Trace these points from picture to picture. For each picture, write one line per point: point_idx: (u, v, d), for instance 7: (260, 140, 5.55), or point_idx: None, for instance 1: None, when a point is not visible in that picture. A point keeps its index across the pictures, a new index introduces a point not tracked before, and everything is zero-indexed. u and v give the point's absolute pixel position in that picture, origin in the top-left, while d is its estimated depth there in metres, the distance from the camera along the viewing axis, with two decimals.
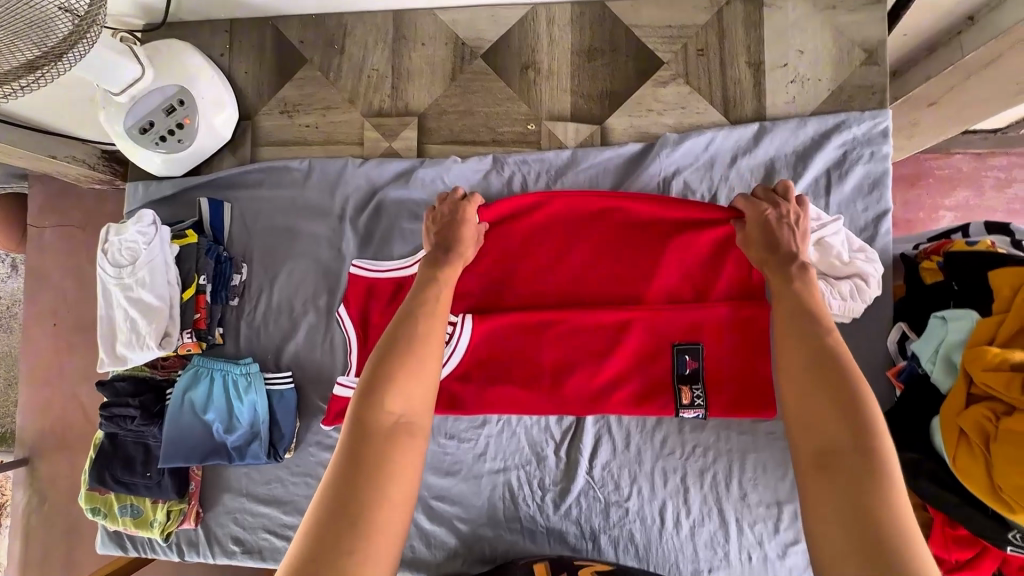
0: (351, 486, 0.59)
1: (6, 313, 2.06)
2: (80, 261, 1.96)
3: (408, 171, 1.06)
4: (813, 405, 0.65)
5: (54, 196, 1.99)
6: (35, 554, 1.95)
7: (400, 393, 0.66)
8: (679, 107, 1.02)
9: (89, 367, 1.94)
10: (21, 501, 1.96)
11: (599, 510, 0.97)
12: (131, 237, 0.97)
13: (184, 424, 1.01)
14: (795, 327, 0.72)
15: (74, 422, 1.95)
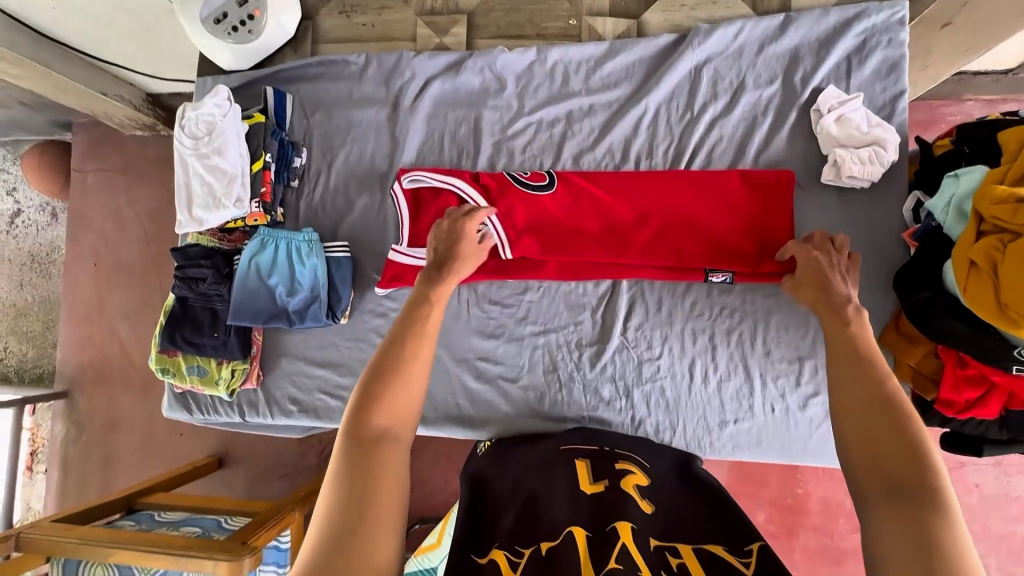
0: (341, 505, 0.60)
1: (46, 258, 2.12)
2: (122, 202, 2.04)
3: (457, 62, 1.15)
4: (868, 439, 0.65)
5: (96, 142, 2.06)
6: (73, 483, 2.01)
7: (383, 410, 0.68)
8: (710, 2, 1.11)
9: (131, 303, 2.02)
10: (60, 432, 2.03)
11: (633, 367, 1.06)
12: (209, 111, 1.07)
13: (251, 286, 1.10)
14: (853, 369, 0.73)
15: (113, 357, 2.02)
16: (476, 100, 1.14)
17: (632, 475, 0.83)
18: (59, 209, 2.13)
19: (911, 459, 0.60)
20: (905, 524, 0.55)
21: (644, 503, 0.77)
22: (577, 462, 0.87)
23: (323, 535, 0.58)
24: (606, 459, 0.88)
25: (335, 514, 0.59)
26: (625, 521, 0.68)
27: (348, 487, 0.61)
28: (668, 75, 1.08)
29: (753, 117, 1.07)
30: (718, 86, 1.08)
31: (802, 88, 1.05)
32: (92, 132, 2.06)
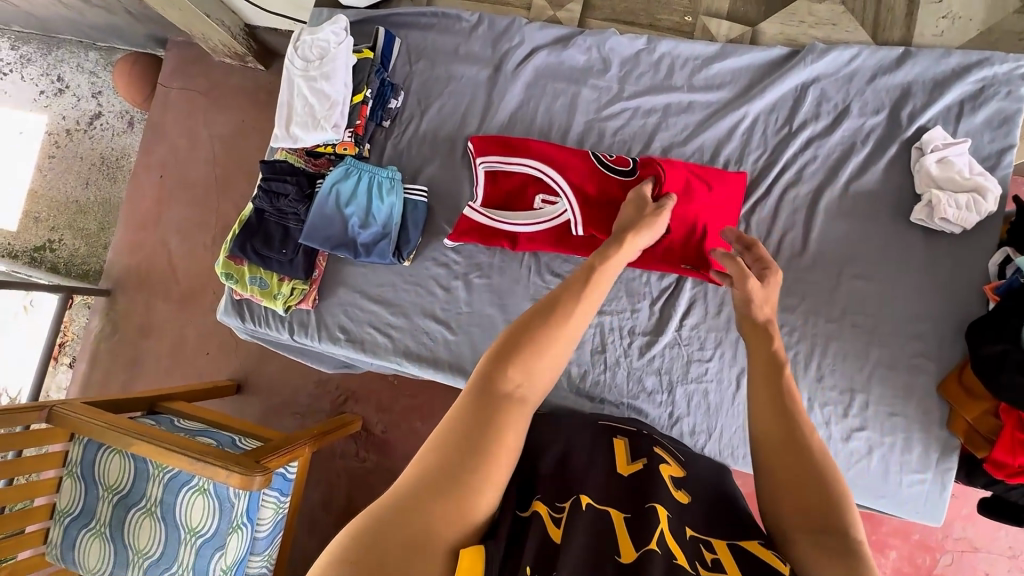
0: (457, 446, 0.54)
1: (116, 162, 2.21)
2: (197, 122, 2.11)
3: (566, 37, 1.17)
4: (777, 441, 0.63)
5: (188, 60, 2.13)
6: (96, 378, 2.08)
7: (529, 368, 0.60)
8: (830, 24, 1.11)
9: (186, 219, 2.09)
10: (95, 327, 2.10)
11: (680, 364, 1.06)
12: (325, 37, 1.11)
13: (328, 211, 1.13)
14: (764, 363, 0.70)
15: (159, 266, 2.09)
16: (578, 77, 1.16)
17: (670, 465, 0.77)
18: (138, 118, 2.22)
19: (811, 467, 0.60)
20: (814, 541, 0.55)
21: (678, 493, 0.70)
22: (614, 441, 0.82)
23: (425, 467, 0.53)
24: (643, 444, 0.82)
25: (444, 455, 0.53)
26: (661, 505, 0.64)
27: (468, 432, 0.55)
28: (774, 86, 1.08)
29: (851, 144, 1.06)
30: (822, 106, 1.07)
31: (907, 124, 1.04)
32: (184, 51, 2.14)
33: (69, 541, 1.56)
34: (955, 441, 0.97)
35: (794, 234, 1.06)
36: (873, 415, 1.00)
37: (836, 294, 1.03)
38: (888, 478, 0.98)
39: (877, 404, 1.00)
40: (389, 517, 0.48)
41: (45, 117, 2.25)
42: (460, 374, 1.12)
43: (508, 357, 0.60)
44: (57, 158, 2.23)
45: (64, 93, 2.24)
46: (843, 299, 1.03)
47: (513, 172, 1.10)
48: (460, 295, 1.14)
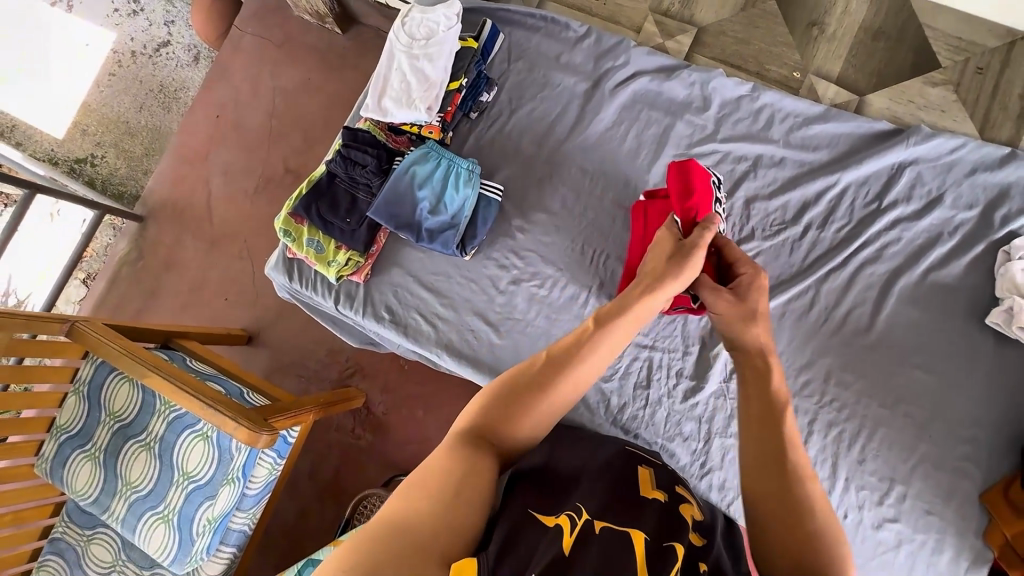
0: (449, 476, 0.58)
1: (175, 94, 2.21)
2: (263, 70, 2.09)
3: (672, 69, 1.16)
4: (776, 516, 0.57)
5: (268, 8, 2.13)
6: (112, 299, 2.06)
7: (526, 421, 0.65)
8: (938, 109, 1.10)
9: (232, 163, 2.07)
10: (121, 250, 2.09)
11: (723, 416, 1.04)
12: (437, 17, 1.11)
13: (400, 190, 1.12)
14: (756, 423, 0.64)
15: (196, 202, 2.07)
16: (674, 110, 1.15)
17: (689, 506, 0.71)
18: (205, 54, 2.22)
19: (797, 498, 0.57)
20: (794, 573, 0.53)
21: (694, 535, 0.65)
22: (638, 470, 0.77)
23: (412, 497, 0.55)
24: (665, 479, 0.78)
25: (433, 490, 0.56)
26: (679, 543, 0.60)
27: (458, 467, 0.59)
28: (873, 159, 1.06)
29: (936, 233, 1.04)
30: (915, 190, 1.06)
31: (999, 226, 1.02)
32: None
33: (60, 458, 1.48)
34: (988, 553, 0.95)
35: (862, 310, 1.04)
36: (909, 509, 0.97)
37: (894, 380, 1.02)
38: None
39: (914, 499, 0.98)
40: (385, 539, 0.50)
41: (113, 35, 2.25)
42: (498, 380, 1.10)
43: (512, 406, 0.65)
44: (116, 76, 2.23)
45: (137, 15, 2.24)
46: (901, 388, 1.01)
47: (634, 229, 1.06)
48: (515, 301, 1.13)
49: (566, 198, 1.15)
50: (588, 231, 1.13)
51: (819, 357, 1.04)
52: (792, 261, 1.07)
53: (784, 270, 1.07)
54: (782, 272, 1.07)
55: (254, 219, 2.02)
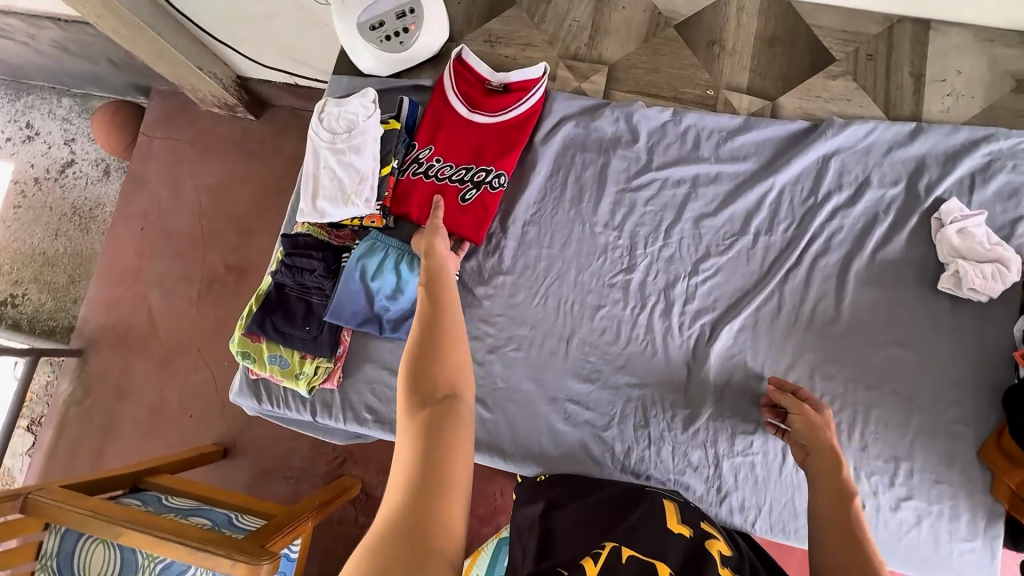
0: (419, 457, 0.58)
1: (89, 213, 2.07)
2: (182, 173, 2.01)
3: (594, 108, 1.19)
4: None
5: (174, 109, 2.05)
6: (62, 447, 1.86)
7: (450, 359, 0.68)
8: (844, 99, 1.16)
9: (167, 273, 1.95)
10: (63, 391, 1.90)
11: (726, 436, 1.04)
12: (354, 109, 1.10)
13: (353, 287, 1.09)
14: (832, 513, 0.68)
15: (137, 320, 1.92)
16: (606, 147, 1.17)
17: (719, 539, 0.69)
18: (114, 166, 2.10)
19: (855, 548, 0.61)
20: None
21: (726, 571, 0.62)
22: (664, 502, 0.76)
23: (395, 502, 0.54)
24: (693, 511, 0.75)
25: (406, 484, 0.55)
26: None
27: (420, 447, 0.59)
28: (798, 158, 1.11)
29: (874, 214, 1.09)
30: (844, 177, 1.11)
31: (925, 195, 1.08)
32: (169, 99, 2.05)
33: None
34: (998, 507, 0.98)
35: (827, 301, 1.07)
36: (918, 483, 1.00)
37: (872, 361, 1.05)
38: (938, 548, 0.98)
39: (921, 472, 1.00)
40: (386, 543, 0.50)
41: (11, 166, 2.11)
42: (498, 454, 1.07)
43: (432, 358, 0.67)
44: (22, 208, 2.09)
45: (33, 140, 2.12)
46: (881, 368, 1.05)
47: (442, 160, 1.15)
48: (495, 370, 1.10)
49: (524, 255, 1.15)
50: (552, 283, 1.13)
51: (800, 355, 1.06)
52: (751, 268, 1.09)
53: (746, 280, 1.09)
54: (745, 281, 1.09)
55: (204, 328, 1.90)
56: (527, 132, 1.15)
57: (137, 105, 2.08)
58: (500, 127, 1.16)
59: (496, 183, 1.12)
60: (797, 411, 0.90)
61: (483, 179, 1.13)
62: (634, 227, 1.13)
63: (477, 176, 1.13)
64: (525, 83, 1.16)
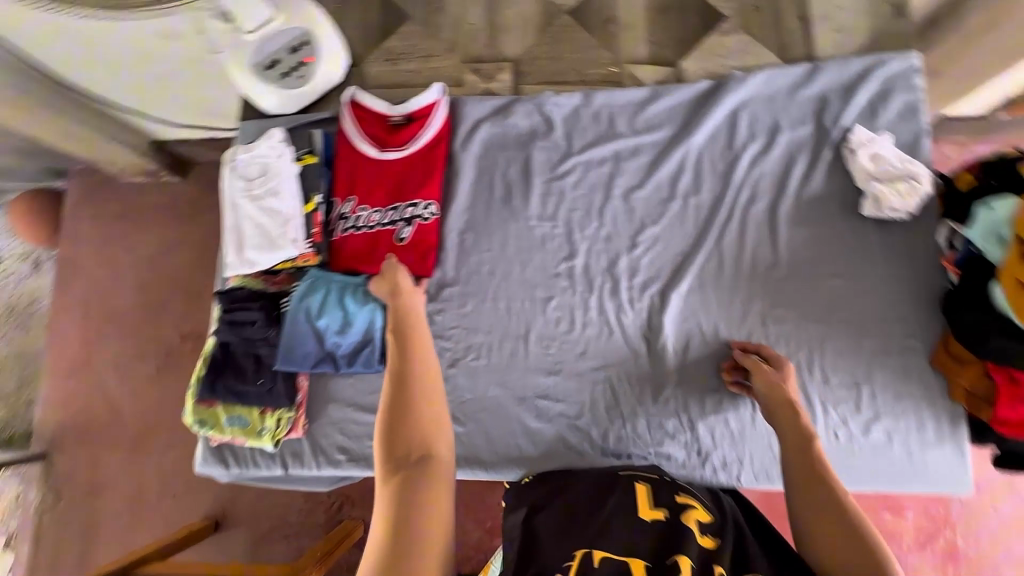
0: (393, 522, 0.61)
1: (25, 310, 1.93)
2: (111, 249, 1.93)
3: (505, 106, 1.19)
4: (845, 557, 0.68)
5: (90, 185, 1.96)
6: (38, 559, 1.74)
7: (423, 417, 0.70)
8: (741, 52, 1.19)
9: (116, 355, 1.86)
10: (34, 499, 1.77)
11: (695, 398, 1.06)
12: (263, 152, 1.07)
13: (299, 330, 1.07)
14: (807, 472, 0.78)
15: (96, 412, 1.80)
16: (524, 142, 1.17)
17: (695, 509, 0.73)
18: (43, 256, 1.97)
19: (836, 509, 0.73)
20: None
21: (706, 539, 0.69)
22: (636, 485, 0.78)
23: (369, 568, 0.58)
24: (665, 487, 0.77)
25: (380, 550, 0.59)
26: (684, 556, 0.64)
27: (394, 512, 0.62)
28: (709, 117, 1.14)
29: (790, 156, 1.13)
30: (755, 127, 1.14)
31: (833, 129, 1.12)
32: (83, 176, 1.96)
33: None
34: (958, 409, 1.02)
35: (764, 247, 1.10)
36: (882, 403, 1.03)
37: (817, 297, 1.08)
38: (913, 460, 1.01)
39: (882, 392, 1.04)
40: None
41: None
42: (479, 465, 1.06)
43: (407, 418, 0.69)
44: None
45: None
46: (827, 301, 1.08)
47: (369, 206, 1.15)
48: (460, 383, 1.09)
49: (465, 263, 1.14)
50: (499, 285, 1.12)
51: (750, 305, 1.08)
52: (687, 231, 1.11)
53: (685, 244, 1.11)
54: (683, 245, 1.11)
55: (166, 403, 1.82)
56: (441, 155, 1.16)
57: (50, 188, 1.98)
58: (413, 157, 1.16)
59: (427, 215, 1.13)
60: (756, 370, 0.94)
61: (414, 214, 1.13)
62: (567, 214, 1.14)
63: (408, 212, 1.14)
64: (425, 110, 1.16)
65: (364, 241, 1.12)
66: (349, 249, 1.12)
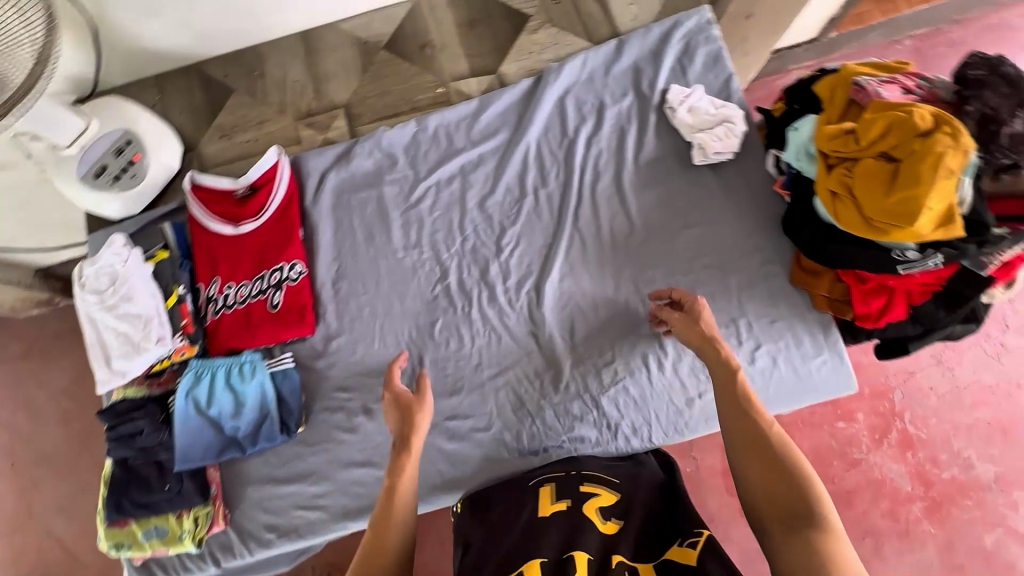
0: None
1: None
2: None
3: (346, 151, 1.21)
4: (777, 500, 0.76)
5: None
6: None
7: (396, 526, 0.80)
8: (553, 44, 1.25)
9: None
10: None
11: (593, 376, 1.09)
12: (109, 261, 1.05)
13: (194, 424, 1.05)
14: (740, 422, 0.83)
15: (54, 568, 1.45)
16: (374, 181, 1.20)
17: (597, 496, 0.91)
18: None
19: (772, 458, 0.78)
20: (789, 526, 0.73)
21: (607, 525, 0.87)
22: (542, 486, 0.95)
23: None
24: (572, 481, 0.94)
25: None
26: (581, 550, 0.82)
27: None
28: (538, 112, 1.19)
29: (621, 128, 1.19)
30: (583, 110, 1.20)
31: (652, 93, 1.19)
32: None
33: None
34: (827, 317, 1.09)
35: (619, 218, 1.15)
36: (759, 331, 1.09)
37: (678, 250, 1.13)
38: (800, 375, 1.07)
39: (757, 320, 1.10)
40: None
41: None
42: None
43: (383, 526, 0.80)
44: None
45: None
46: (689, 252, 1.13)
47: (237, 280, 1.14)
48: (369, 428, 1.10)
49: (347, 312, 1.15)
50: (384, 323, 1.14)
51: (621, 275, 1.13)
52: (546, 223, 1.16)
53: (547, 235, 1.15)
54: (546, 236, 1.15)
55: None
56: (294, 212, 1.17)
57: None
58: (268, 221, 1.16)
59: (295, 275, 1.14)
60: (677, 320, 0.97)
61: (283, 277, 1.14)
62: (431, 237, 1.16)
63: (277, 276, 1.14)
64: (267, 174, 1.17)
65: (241, 317, 1.12)
66: (226, 328, 1.11)
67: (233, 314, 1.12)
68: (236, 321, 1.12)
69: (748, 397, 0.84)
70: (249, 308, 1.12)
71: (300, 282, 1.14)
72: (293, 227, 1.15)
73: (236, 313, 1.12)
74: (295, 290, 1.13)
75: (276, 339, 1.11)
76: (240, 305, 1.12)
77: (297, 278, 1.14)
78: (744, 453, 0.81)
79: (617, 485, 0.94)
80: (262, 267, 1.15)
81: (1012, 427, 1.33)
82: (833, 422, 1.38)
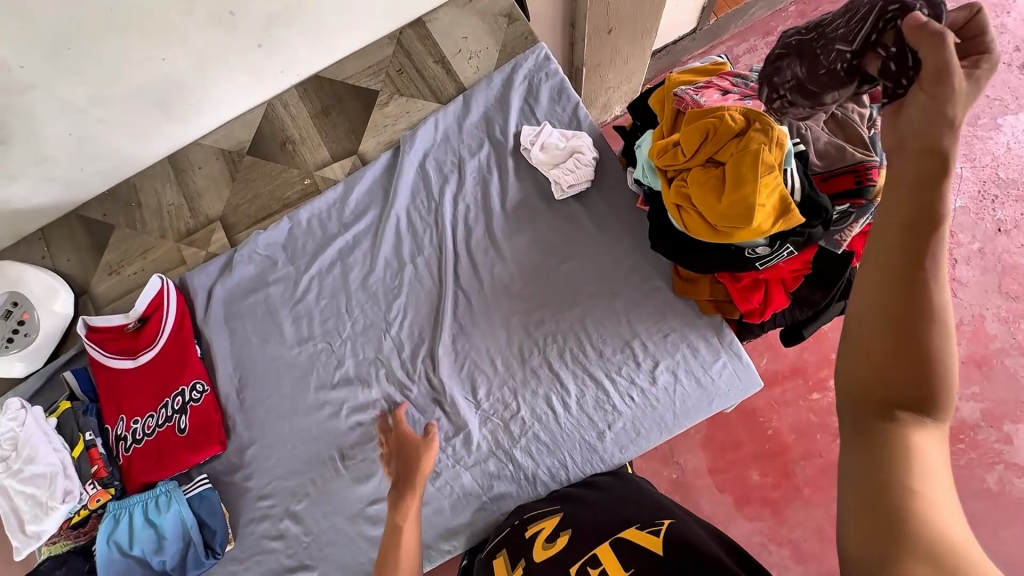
0: None
1: None
2: None
3: (228, 262, 1.24)
4: (877, 400, 0.42)
5: None
6: None
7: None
8: (405, 113, 1.29)
9: None
10: None
11: (502, 430, 1.09)
12: (6, 427, 1.05)
13: (120, 568, 1.06)
14: (892, 279, 0.41)
15: None
16: (258, 284, 1.22)
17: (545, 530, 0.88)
18: None
19: (907, 339, 0.41)
20: (879, 437, 0.41)
21: (560, 540, 0.83)
22: (497, 561, 0.88)
23: None
24: (517, 539, 0.90)
25: None
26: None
27: None
28: (400, 180, 1.21)
29: (483, 179, 1.21)
30: (444, 169, 1.22)
31: (506, 139, 1.21)
32: None
33: None
34: (717, 319, 1.08)
35: (500, 267, 1.16)
36: (654, 349, 1.09)
37: (560, 283, 1.14)
38: (703, 383, 1.07)
39: (650, 338, 1.09)
40: None
41: None
42: None
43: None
44: None
45: None
46: (571, 285, 1.14)
47: (142, 414, 1.15)
48: (296, 530, 1.10)
49: (256, 419, 1.16)
50: (293, 422, 1.15)
51: (511, 322, 1.13)
52: (429, 287, 1.17)
53: (431, 300, 1.16)
54: (431, 300, 1.16)
55: None
56: (186, 334, 1.18)
57: None
58: (164, 348, 1.17)
59: (198, 394, 1.14)
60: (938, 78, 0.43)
61: (185, 401, 1.14)
62: (323, 326, 1.18)
63: (180, 401, 1.14)
64: (154, 302, 1.17)
65: (151, 450, 1.12)
66: (138, 465, 1.12)
67: (143, 449, 1.12)
68: (146, 456, 1.12)
69: (929, 280, 0.41)
70: (157, 440, 1.12)
71: (204, 401, 1.14)
72: (188, 349, 1.16)
73: (145, 448, 1.12)
74: (201, 411, 1.14)
75: (188, 464, 1.11)
76: (147, 439, 1.13)
77: (199, 399, 1.14)
78: (858, 317, 0.43)
79: (560, 514, 0.92)
80: (163, 394, 1.15)
81: (986, 360, 1.43)
82: (808, 395, 1.47)
